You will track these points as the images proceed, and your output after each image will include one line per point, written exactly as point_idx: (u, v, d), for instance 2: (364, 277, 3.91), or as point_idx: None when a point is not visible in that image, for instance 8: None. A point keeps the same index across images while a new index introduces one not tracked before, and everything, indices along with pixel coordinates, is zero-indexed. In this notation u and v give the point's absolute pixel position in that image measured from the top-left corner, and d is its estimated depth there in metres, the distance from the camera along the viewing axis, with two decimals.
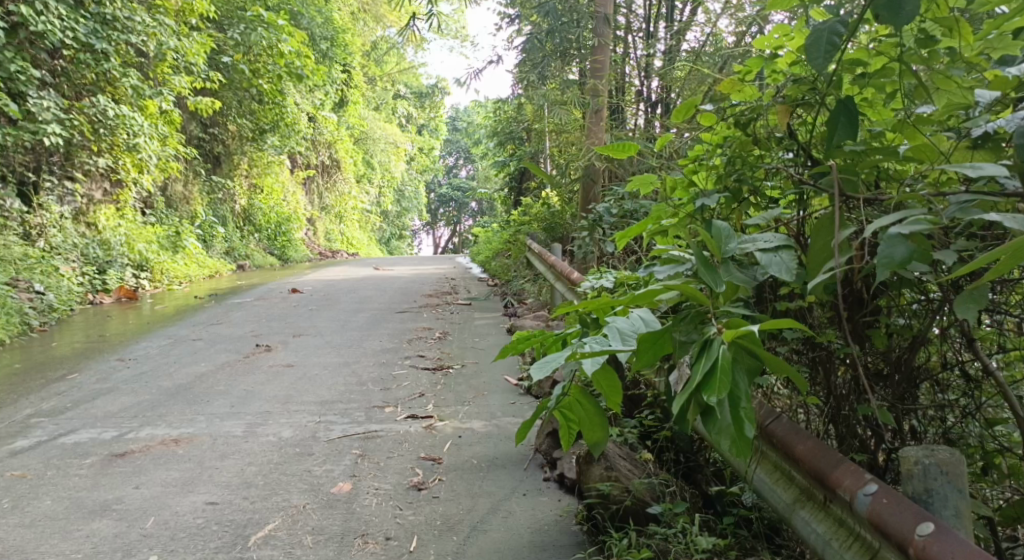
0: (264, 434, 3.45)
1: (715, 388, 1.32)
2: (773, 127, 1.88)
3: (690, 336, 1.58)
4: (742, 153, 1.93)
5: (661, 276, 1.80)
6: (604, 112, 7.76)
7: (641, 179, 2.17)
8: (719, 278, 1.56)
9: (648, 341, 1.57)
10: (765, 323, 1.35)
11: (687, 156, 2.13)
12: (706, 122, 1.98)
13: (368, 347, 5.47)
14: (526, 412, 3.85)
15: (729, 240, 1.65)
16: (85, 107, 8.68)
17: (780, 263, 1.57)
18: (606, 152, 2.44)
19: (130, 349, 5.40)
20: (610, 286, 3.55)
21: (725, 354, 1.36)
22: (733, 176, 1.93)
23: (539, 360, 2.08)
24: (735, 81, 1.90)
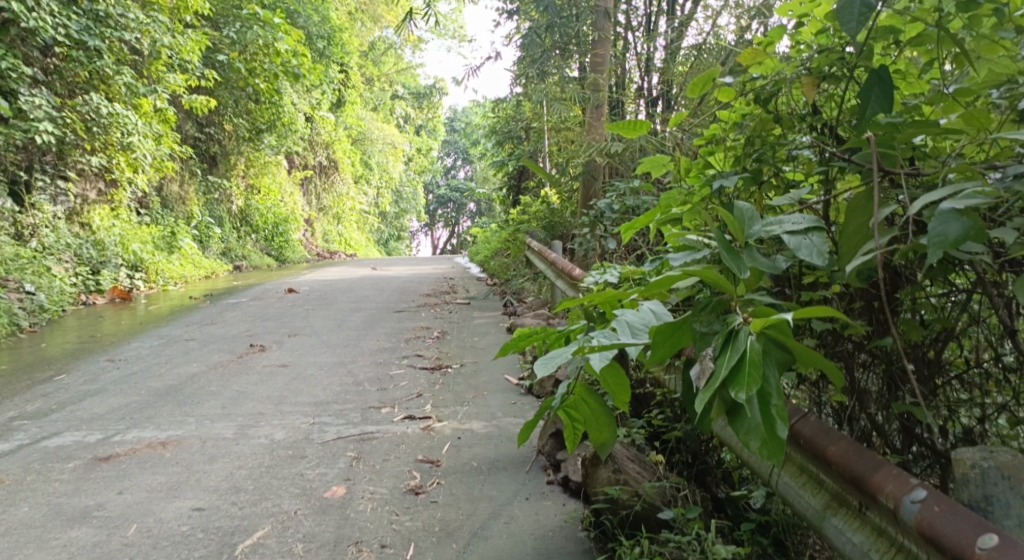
0: (256, 436, 3.31)
1: (745, 383, 1.20)
2: (795, 103, 1.80)
3: (712, 327, 1.45)
4: (762, 131, 1.86)
5: (676, 264, 1.68)
6: (604, 109, 7.69)
7: (653, 159, 2.06)
8: (743, 264, 1.44)
9: (664, 332, 1.44)
10: (796, 312, 1.24)
11: (703, 136, 2.03)
12: (725, 98, 1.89)
13: (365, 346, 5.34)
14: (528, 412, 3.72)
15: (752, 222, 1.53)
16: (78, 105, 8.55)
17: (810, 247, 1.44)
18: (616, 130, 2.32)
19: (120, 349, 5.27)
20: (614, 280, 3.46)
21: (753, 346, 1.24)
22: (754, 156, 1.84)
23: (543, 354, 1.95)
24: (756, 50, 1.79)
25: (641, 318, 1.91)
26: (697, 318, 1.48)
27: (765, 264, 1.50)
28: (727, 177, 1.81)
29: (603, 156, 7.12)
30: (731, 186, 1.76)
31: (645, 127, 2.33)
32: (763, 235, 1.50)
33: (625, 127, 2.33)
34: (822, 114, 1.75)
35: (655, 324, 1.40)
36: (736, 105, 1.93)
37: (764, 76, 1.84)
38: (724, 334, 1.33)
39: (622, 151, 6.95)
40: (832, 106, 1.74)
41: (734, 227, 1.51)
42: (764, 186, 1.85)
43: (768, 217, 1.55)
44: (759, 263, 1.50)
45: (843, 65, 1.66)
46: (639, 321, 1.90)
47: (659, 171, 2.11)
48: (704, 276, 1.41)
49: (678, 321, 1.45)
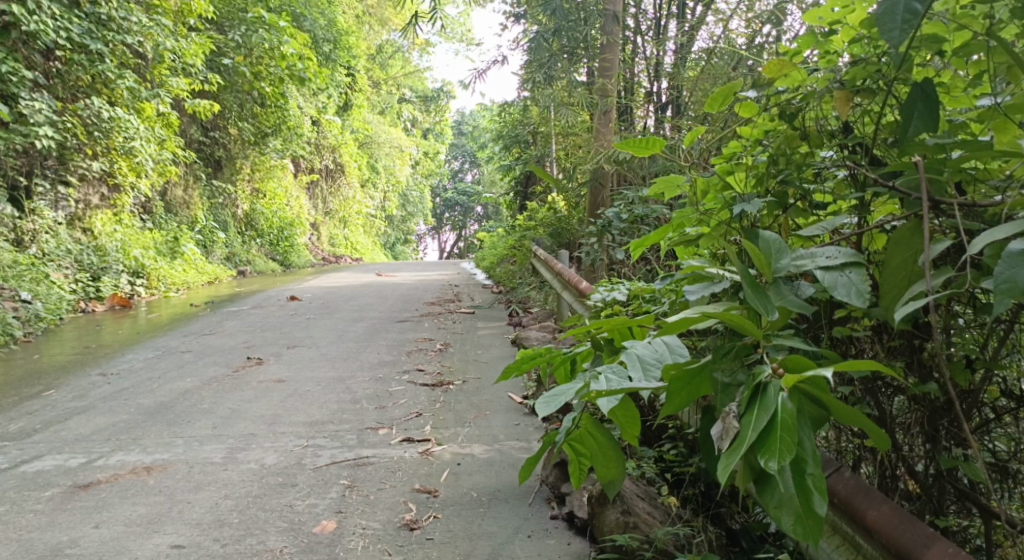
0: (245, 461, 3.16)
1: (777, 451, 1.03)
2: (824, 119, 1.63)
3: (736, 377, 1.29)
4: (787, 150, 1.68)
5: (693, 299, 1.52)
6: (613, 114, 7.52)
7: (667, 179, 1.91)
8: (772, 306, 1.27)
9: (680, 379, 1.28)
10: (835, 367, 1.07)
11: (722, 155, 1.87)
12: (747, 114, 1.75)
13: (364, 360, 5.18)
14: (531, 434, 3.54)
15: (780, 256, 1.37)
16: (79, 109, 8.44)
17: (848, 284, 1.28)
18: (627, 148, 2.18)
19: (114, 362, 5.13)
20: (623, 299, 3.31)
21: (786, 406, 1.07)
22: (779, 177, 1.67)
23: (545, 392, 1.79)
24: (783, 60, 1.61)
25: (654, 358, 1.76)
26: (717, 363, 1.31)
27: (798, 303, 1.32)
28: (751, 201, 1.65)
29: (611, 163, 6.94)
30: (756, 212, 1.60)
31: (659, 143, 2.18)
32: (793, 270, 1.34)
33: (634, 144, 2.18)
34: (854, 130, 1.59)
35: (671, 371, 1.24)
36: (759, 120, 1.77)
37: (791, 89, 1.68)
38: (749, 386, 1.15)
39: (631, 158, 6.77)
40: (865, 123, 1.58)
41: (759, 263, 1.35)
42: (790, 210, 1.68)
43: (797, 250, 1.40)
44: (790, 301, 1.32)
45: (880, 77, 1.49)
46: (652, 361, 1.75)
47: (672, 192, 1.96)
48: (724, 318, 1.23)
49: (696, 369, 1.29)
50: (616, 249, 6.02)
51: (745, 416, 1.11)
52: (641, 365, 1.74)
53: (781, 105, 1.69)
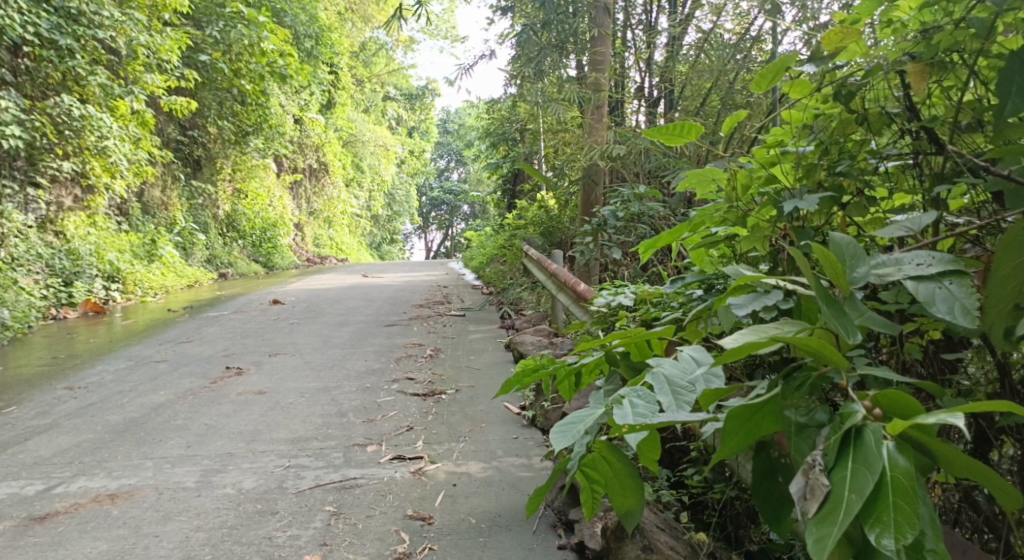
0: (220, 486, 2.89)
1: (895, 526, 1.04)
2: (883, 99, 1.72)
3: (809, 416, 1.28)
4: (840, 138, 1.79)
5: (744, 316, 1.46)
6: (605, 110, 7.31)
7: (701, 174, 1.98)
8: (855, 327, 1.21)
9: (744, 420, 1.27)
10: (960, 414, 1.03)
11: (766, 141, 1.96)
12: (797, 94, 1.85)
13: (351, 368, 4.92)
14: (531, 450, 3.30)
15: (857, 264, 1.35)
16: (48, 107, 8.10)
17: (947, 297, 1.36)
18: (660, 135, 2.21)
19: (83, 374, 4.83)
20: (629, 304, 3.11)
21: (897, 464, 1.07)
22: (836, 169, 1.76)
23: (562, 418, 1.58)
24: (845, 28, 1.66)
25: (687, 380, 1.50)
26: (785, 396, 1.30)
27: (881, 320, 1.27)
28: (806, 197, 1.73)
29: (605, 159, 6.71)
30: (814, 208, 1.68)
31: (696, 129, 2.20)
32: (883, 282, 1.41)
33: (664, 131, 2.21)
34: (918, 113, 1.68)
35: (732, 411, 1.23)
36: (808, 101, 1.87)
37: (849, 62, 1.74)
38: (839, 431, 1.18)
39: (626, 153, 6.52)
40: (930, 105, 1.67)
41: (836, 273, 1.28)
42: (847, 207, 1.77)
43: (882, 257, 1.48)
44: (871, 318, 1.28)
45: (956, 51, 1.57)
46: (685, 384, 1.50)
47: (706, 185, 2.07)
48: (811, 344, 1.17)
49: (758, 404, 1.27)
50: (613, 249, 5.80)
51: (837, 473, 1.13)
52: (672, 388, 1.50)
53: (837, 82, 1.75)
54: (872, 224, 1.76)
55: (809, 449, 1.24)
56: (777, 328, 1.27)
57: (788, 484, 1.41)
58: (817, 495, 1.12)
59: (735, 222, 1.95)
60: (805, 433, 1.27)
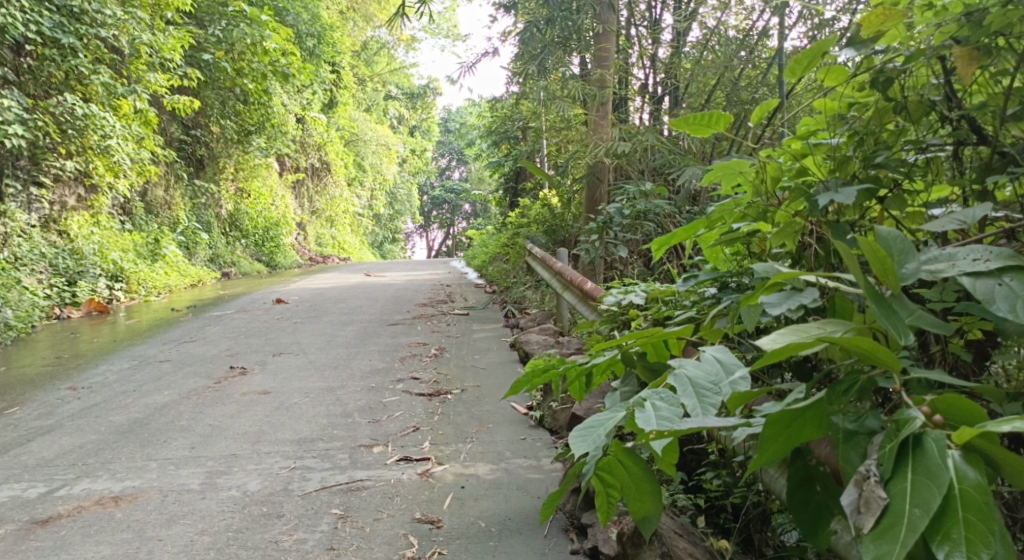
0: (225, 488, 2.84)
1: (967, 543, 1.00)
2: (922, 88, 1.75)
3: (856, 422, 1.25)
4: (876, 128, 1.79)
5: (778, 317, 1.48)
6: (610, 106, 7.38)
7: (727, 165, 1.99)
8: (906, 329, 1.20)
9: (780, 425, 1.24)
10: None
11: (796, 133, 1.97)
12: (830, 82, 1.87)
13: (355, 367, 4.87)
14: (540, 451, 3.25)
15: (907, 257, 1.35)
16: (50, 106, 8.05)
17: (1009, 295, 1.28)
18: (688, 125, 2.23)
19: (86, 373, 4.79)
20: (639, 302, 3.05)
21: (966, 477, 1.04)
22: (875, 160, 1.74)
23: (582, 421, 1.53)
24: (886, 11, 1.68)
25: (711, 381, 1.48)
26: (831, 401, 1.25)
27: (934, 320, 1.26)
28: (844, 189, 1.68)
29: (610, 157, 6.68)
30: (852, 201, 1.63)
31: (724, 119, 2.21)
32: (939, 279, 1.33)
33: (691, 121, 2.22)
34: (960, 100, 1.70)
35: (772, 417, 1.22)
36: (842, 90, 1.90)
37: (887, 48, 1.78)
38: (896, 440, 1.14)
39: (632, 150, 6.47)
40: (973, 93, 1.68)
41: (885, 268, 1.32)
42: (884, 201, 1.78)
43: (934, 252, 1.40)
44: (923, 317, 1.28)
45: (1002, 36, 1.58)
46: (709, 385, 1.48)
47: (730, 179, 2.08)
48: (866, 344, 1.15)
49: (799, 410, 1.24)
50: (619, 247, 5.74)
51: (897, 486, 1.09)
52: (695, 392, 1.47)
53: (874, 69, 1.78)
54: (910, 218, 1.75)
55: (860, 458, 1.20)
56: (819, 328, 1.24)
57: (827, 493, 1.36)
58: (873, 510, 1.09)
59: (758, 217, 2.00)
60: (855, 440, 1.23)
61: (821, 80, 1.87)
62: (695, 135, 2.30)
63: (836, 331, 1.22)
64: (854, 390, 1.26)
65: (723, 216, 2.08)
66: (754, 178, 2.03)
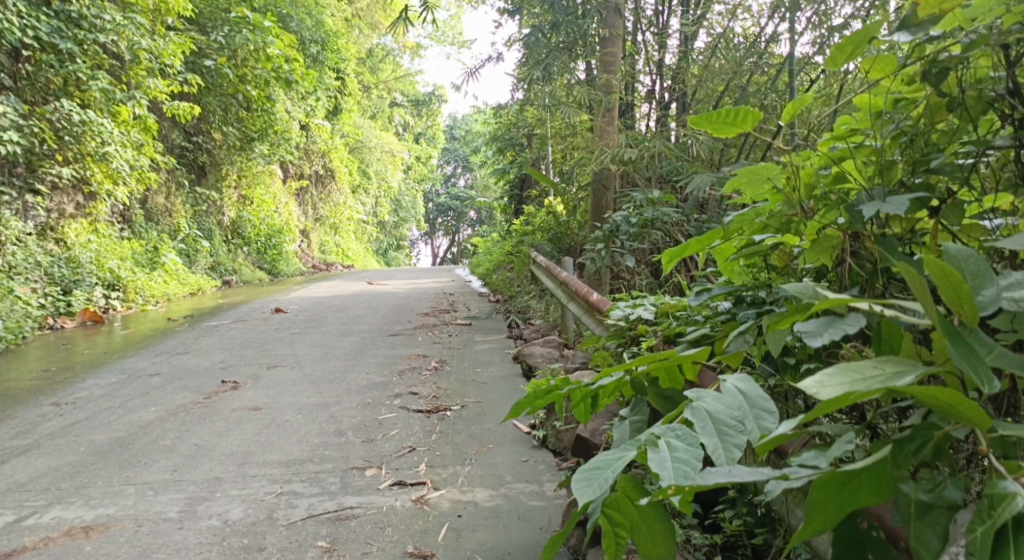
0: (204, 517, 2.66)
1: None
2: (983, 81, 1.57)
3: (932, 491, 1.07)
4: (924, 127, 1.65)
5: (819, 346, 1.31)
6: (616, 112, 7.13)
7: (753, 170, 1.89)
8: (991, 374, 1.03)
9: (831, 487, 1.06)
10: None
11: (836, 130, 1.85)
12: (877, 73, 1.70)
13: (352, 381, 4.69)
14: (542, 475, 3.05)
15: (983, 282, 1.19)
16: (47, 112, 7.90)
17: None
18: (712, 123, 2.05)
19: (72, 388, 4.63)
20: (648, 316, 2.86)
21: None
22: (931, 164, 1.59)
23: (588, 460, 1.33)
24: None
25: (734, 418, 1.28)
26: (897, 464, 1.08)
27: (1019, 361, 1.10)
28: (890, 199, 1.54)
29: (616, 164, 6.52)
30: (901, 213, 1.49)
31: (752, 117, 2.03)
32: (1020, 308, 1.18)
33: (713, 118, 2.04)
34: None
35: (820, 479, 1.04)
36: (888, 84, 1.74)
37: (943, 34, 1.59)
38: (991, 523, 0.96)
39: (639, 157, 6.28)
40: None
41: (961, 293, 1.15)
42: (939, 211, 1.58)
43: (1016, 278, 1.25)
44: (1004, 356, 1.11)
45: None
46: (732, 423, 1.28)
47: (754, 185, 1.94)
48: (943, 395, 1.00)
49: (851, 471, 1.05)
50: (626, 256, 5.55)
51: None
52: (717, 432, 1.26)
53: (926, 59, 1.60)
54: (964, 231, 1.56)
55: (939, 541, 1.02)
56: (875, 365, 1.06)
57: None
58: None
59: (782, 229, 1.90)
60: (930, 514, 1.05)
61: (865, 71, 1.71)
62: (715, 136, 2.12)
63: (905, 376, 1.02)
64: (927, 449, 1.09)
65: (744, 227, 2.02)
66: (786, 186, 1.90)
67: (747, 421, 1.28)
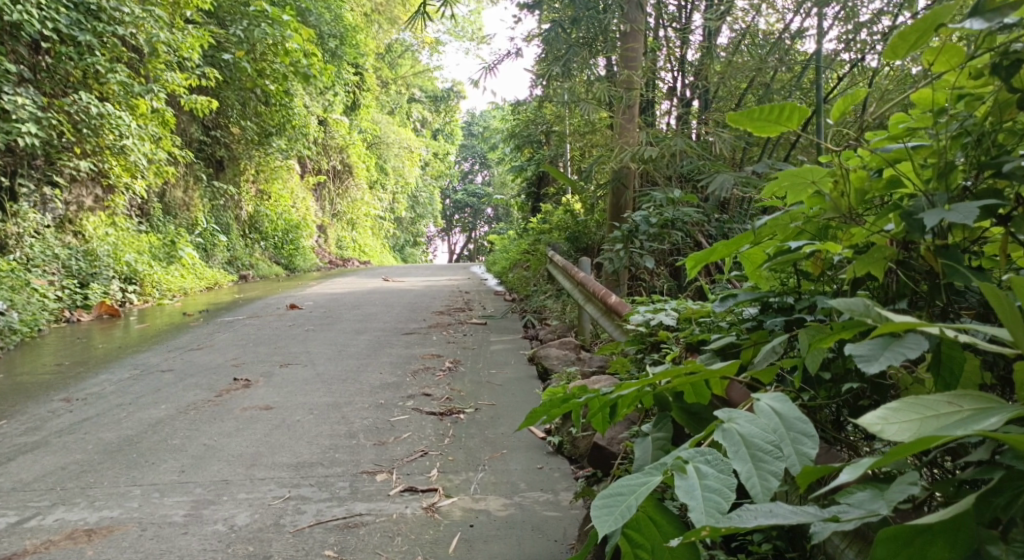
0: (210, 522, 2.59)
1: None
2: None
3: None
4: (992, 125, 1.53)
5: (877, 373, 1.23)
6: (636, 109, 6.98)
7: (797, 173, 1.79)
8: None
9: (899, 537, 1.01)
10: None
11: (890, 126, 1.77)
12: (940, 65, 1.62)
13: (364, 380, 4.62)
14: (558, 484, 2.95)
15: None
16: (65, 105, 7.88)
17: None
18: (755, 123, 1.93)
19: (84, 383, 4.60)
20: (670, 323, 2.74)
21: None
22: (1004, 167, 1.46)
23: (612, 482, 1.23)
24: None
25: (771, 443, 1.18)
26: (981, 520, 1.03)
27: None
28: (956, 208, 1.44)
29: (637, 162, 6.39)
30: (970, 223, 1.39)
31: (799, 113, 1.91)
32: None
33: (754, 115, 1.92)
34: None
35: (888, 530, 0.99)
36: (950, 78, 1.63)
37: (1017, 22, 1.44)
38: None
39: (659, 155, 6.14)
40: None
41: None
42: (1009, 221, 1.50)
43: None
44: None
45: None
46: (768, 449, 1.18)
47: (798, 189, 1.84)
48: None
49: (922, 525, 1.01)
50: (646, 256, 5.43)
51: None
52: (751, 457, 1.16)
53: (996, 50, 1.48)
54: None
55: None
56: (949, 402, 1.07)
57: None
58: None
59: (817, 234, 1.85)
60: None
61: (929, 63, 1.63)
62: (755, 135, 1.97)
63: (987, 417, 1.01)
64: (1016, 505, 1.04)
65: (776, 232, 1.89)
66: (832, 191, 1.80)
67: (783, 446, 1.18)
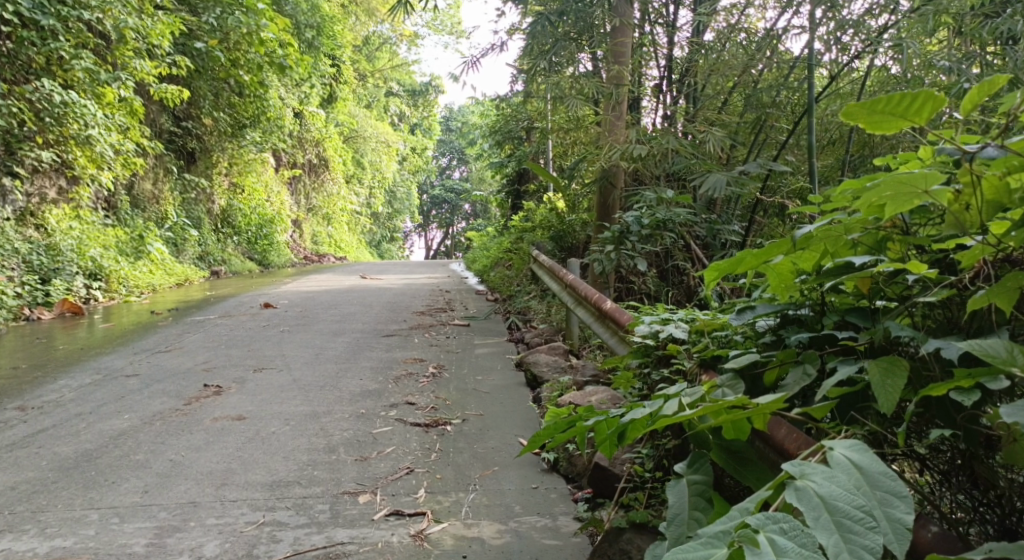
0: (174, 553, 2.35)
1: None
2: None
3: None
4: None
5: None
6: (625, 105, 6.76)
7: (907, 180, 1.51)
8: None
9: None
10: None
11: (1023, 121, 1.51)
12: None
13: (344, 387, 4.37)
14: (556, 506, 2.74)
15: None
16: (26, 92, 7.53)
17: None
18: (865, 117, 1.59)
19: (42, 389, 4.29)
20: (680, 334, 2.50)
21: None
22: None
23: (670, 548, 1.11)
24: None
25: (859, 510, 1.08)
26: None
27: None
28: None
29: (626, 160, 6.18)
30: None
31: (932, 104, 1.56)
32: None
33: (877, 106, 1.58)
34: None
35: None
36: None
37: None
38: None
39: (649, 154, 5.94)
40: None
41: None
42: None
43: None
44: None
45: None
46: (855, 516, 1.08)
47: (912, 195, 1.54)
48: None
49: None
50: (637, 260, 5.24)
51: None
52: (835, 528, 1.06)
53: None
54: None
55: None
56: None
57: None
58: None
59: (873, 248, 1.81)
60: None
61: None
62: (867, 130, 1.64)
63: None
64: None
65: (827, 242, 1.82)
66: (953, 203, 1.58)
67: (870, 519, 1.07)
